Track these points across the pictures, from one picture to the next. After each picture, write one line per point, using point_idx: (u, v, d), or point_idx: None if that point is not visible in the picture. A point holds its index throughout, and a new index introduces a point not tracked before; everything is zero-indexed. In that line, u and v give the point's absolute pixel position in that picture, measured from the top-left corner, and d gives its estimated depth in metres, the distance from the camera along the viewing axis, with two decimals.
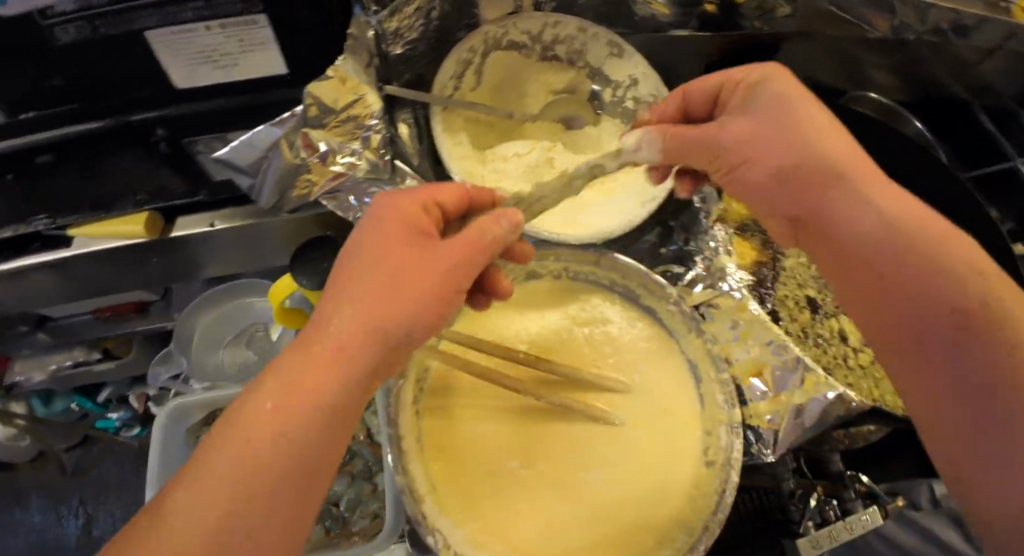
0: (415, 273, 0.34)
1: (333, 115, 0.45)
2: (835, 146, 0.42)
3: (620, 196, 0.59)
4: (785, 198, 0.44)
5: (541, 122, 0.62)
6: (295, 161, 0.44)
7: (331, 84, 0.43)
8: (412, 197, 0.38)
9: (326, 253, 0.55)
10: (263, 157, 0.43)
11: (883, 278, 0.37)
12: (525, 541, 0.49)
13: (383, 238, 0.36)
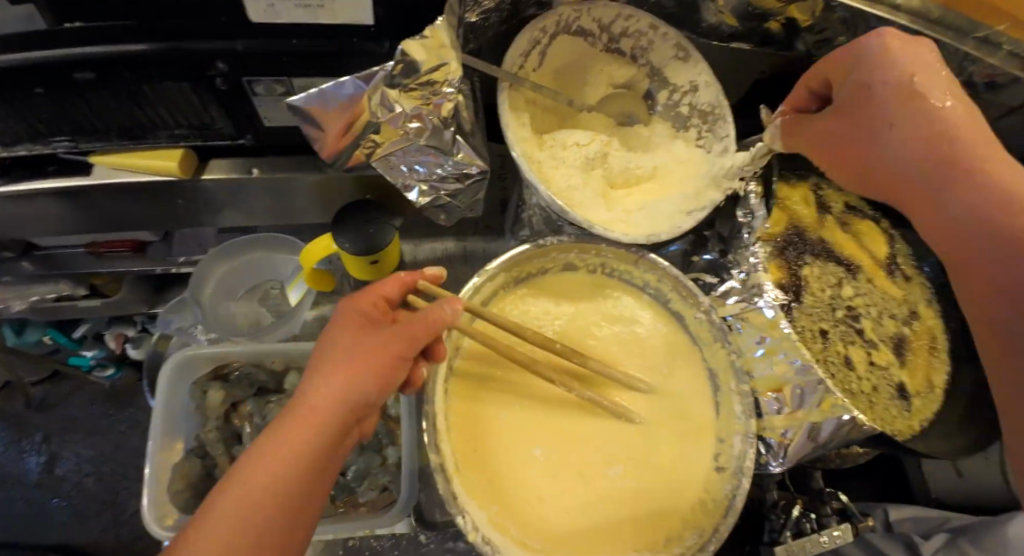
0: (366, 349, 0.39)
1: (412, 78, 0.42)
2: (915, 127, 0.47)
3: (670, 199, 0.58)
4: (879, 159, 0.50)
5: (596, 113, 0.62)
6: (370, 120, 0.44)
7: (424, 45, 0.40)
8: (361, 301, 0.43)
9: (371, 217, 0.53)
10: (341, 114, 0.41)
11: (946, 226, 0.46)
12: (542, 527, 0.50)
13: (343, 332, 0.41)
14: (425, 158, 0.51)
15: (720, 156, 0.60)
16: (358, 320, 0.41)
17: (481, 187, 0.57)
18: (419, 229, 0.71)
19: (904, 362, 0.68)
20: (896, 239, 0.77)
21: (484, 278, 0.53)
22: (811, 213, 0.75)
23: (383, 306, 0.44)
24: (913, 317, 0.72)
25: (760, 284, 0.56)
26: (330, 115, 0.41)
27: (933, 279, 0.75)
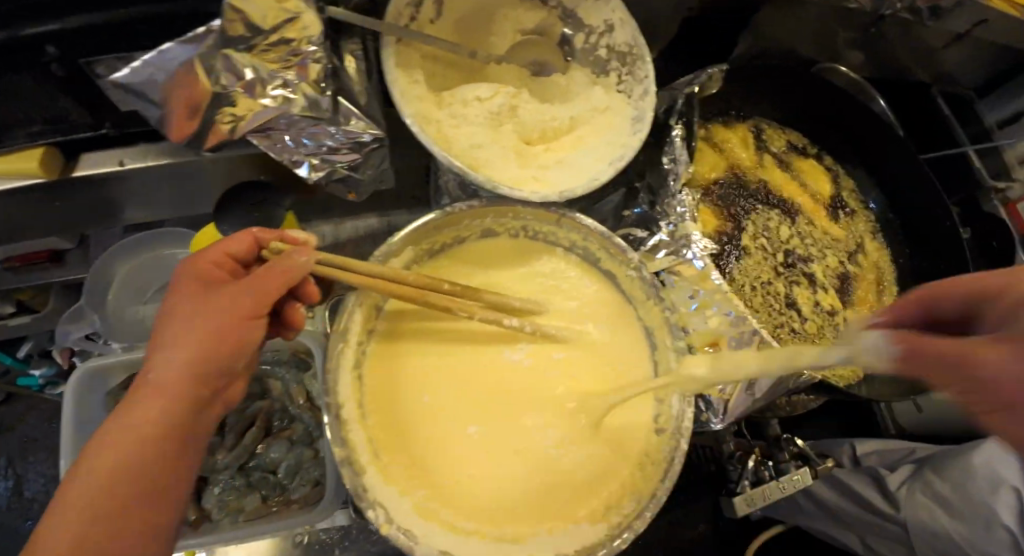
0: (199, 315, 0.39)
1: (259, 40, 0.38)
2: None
3: (585, 151, 0.55)
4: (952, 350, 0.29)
5: (507, 66, 0.57)
6: (212, 88, 0.39)
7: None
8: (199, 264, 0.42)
9: (255, 200, 0.49)
10: (172, 84, 0.37)
11: None
12: (474, 506, 0.48)
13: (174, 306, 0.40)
14: (311, 129, 0.47)
15: (641, 99, 0.55)
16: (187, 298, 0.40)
17: (382, 155, 0.54)
18: (339, 208, 0.66)
19: (848, 300, 0.71)
20: (840, 175, 0.78)
21: (388, 253, 0.49)
22: (750, 154, 0.73)
23: (230, 263, 0.43)
24: (857, 252, 0.74)
25: (689, 235, 0.53)
26: (165, 90, 0.37)
27: (876, 214, 0.77)
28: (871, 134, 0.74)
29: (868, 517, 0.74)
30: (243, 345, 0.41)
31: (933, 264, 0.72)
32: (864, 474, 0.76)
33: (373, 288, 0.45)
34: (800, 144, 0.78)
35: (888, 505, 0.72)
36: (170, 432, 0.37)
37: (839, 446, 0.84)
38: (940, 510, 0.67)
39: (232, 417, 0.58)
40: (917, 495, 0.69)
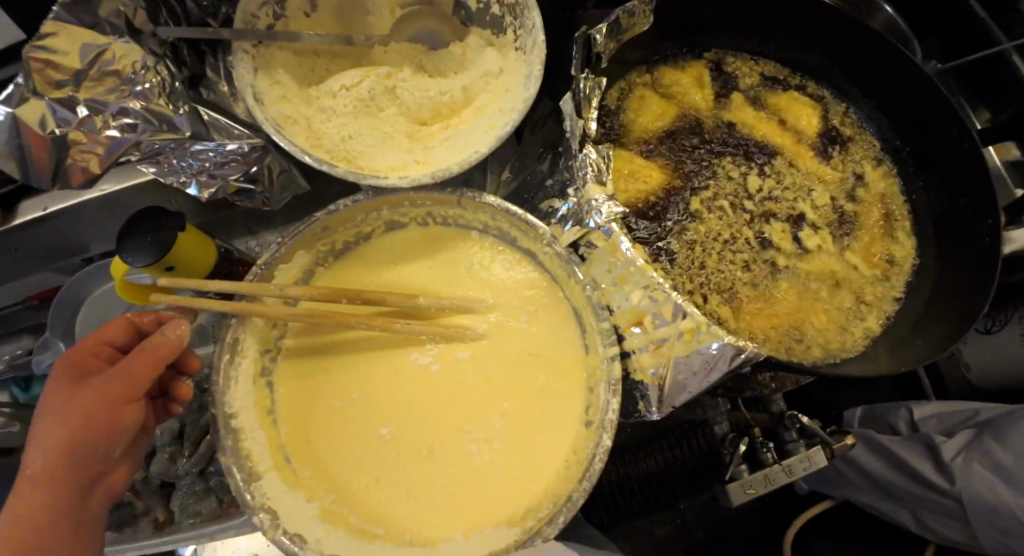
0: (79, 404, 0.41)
1: (78, 78, 0.42)
2: None
3: (482, 121, 0.50)
4: None
5: (395, 46, 0.54)
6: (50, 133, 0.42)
7: (59, 39, 0.41)
8: (79, 353, 0.45)
9: (153, 223, 0.49)
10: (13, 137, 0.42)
11: None
12: (385, 511, 0.47)
13: (58, 395, 0.42)
14: (192, 149, 0.48)
15: (532, 53, 0.49)
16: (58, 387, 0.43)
17: (280, 157, 0.52)
18: (279, 217, 0.64)
19: (846, 250, 0.58)
20: (827, 101, 0.64)
21: (274, 259, 0.47)
22: (706, 96, 0.62)
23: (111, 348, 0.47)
24: (858, 192, 0.61)
25: (591, 199, 0.47)
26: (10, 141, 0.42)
27: (881, 142, 0.62)
28: (857, 50, 0.60)
29: (922, 491, 0.63)
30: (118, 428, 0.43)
31: (954, 196, 0.57)
32: (917, 444, 0.65)
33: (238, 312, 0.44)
34: (779, 73, 0.64)
35: (943, 478, 0.61)
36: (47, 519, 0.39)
37: (896, 410, 0.72)
38: (999, 481, 0.57)
39: (190, 427, 0.61)
40: (973, 465, 0.59)
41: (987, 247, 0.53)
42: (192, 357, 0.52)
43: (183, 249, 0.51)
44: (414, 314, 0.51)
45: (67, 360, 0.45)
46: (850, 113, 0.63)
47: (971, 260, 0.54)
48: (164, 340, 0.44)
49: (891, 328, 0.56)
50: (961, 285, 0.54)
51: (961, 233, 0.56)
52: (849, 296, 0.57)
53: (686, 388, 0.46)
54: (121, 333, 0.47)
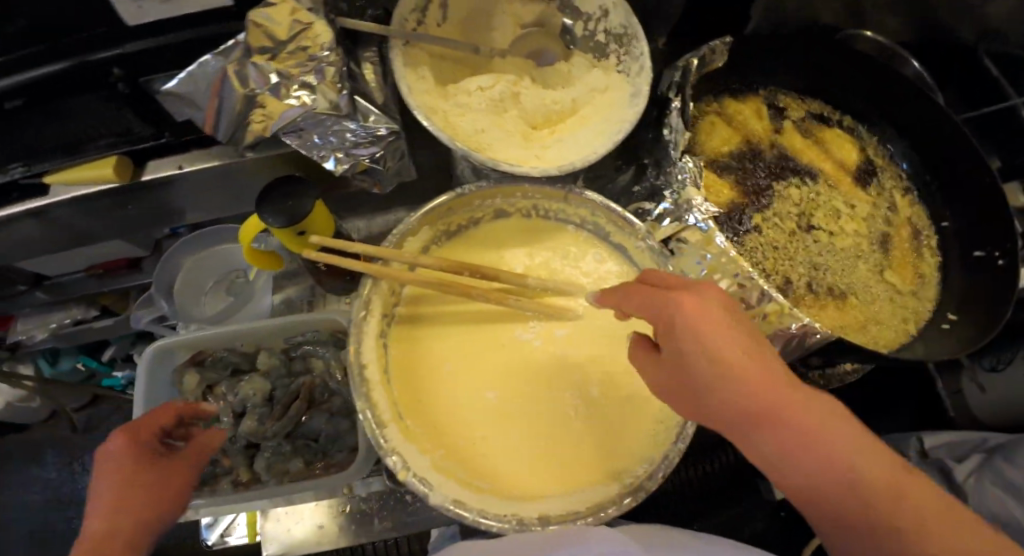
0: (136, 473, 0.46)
1: (280, 47, 0.44)
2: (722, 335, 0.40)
3: (588, 129, 0.58)
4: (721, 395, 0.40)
5: (510, 59, 0.61)
6: (244, 93, 0.44)
7: (277, 11, 0.42)
8: (147, 428, 0.49)
9: (290, 191, 0.54)
10: (211, 93, 0.43)
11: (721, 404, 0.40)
12: (489, 467, 0.51)
13: (119, 463, 0.46)
14: (335, 127, 0.53)
15: (638, 76, 0.57)
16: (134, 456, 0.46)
17: (401, 143, 0.58)
18: (368, 203, 0.72)
19: (886, 260, 0.66)
20: (863, 138, 0.72)
21: (405, 232, 0.54)
22: (764, 127, 0.71)
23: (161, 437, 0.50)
24: (891, 215, 0.69)
25: (690, 200, 0.54)
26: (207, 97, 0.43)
27: (911, 177, 0.71)
28: (893, 98, 0.69)
29: None
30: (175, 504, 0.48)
31: (976, 221, 0.65)
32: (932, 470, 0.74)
33: (368, 272, 0.50)
34: (823, 113, 0.73)
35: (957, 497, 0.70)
36: None
37: (906, 439, 0.79)
38: (1010, 499, 0.64)
39: (280, 390, 0.65)
40: (987, 486, 0.67)
41: (1001, 267, 0.61)
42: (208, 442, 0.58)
43: (313, 217, 0.56)
44: (520, 292, 0.56)
45: (137, 429, 0.48)
46: (882, 149, 0.72)
47: (991, 278, 0.61)
48: (210, 443, 0.55)
49: (930, 329, 0.61)
50: (984, 296, 0.61)
51: (985, 250, 0.63)
52: (897, 298, 0.64)
53: None
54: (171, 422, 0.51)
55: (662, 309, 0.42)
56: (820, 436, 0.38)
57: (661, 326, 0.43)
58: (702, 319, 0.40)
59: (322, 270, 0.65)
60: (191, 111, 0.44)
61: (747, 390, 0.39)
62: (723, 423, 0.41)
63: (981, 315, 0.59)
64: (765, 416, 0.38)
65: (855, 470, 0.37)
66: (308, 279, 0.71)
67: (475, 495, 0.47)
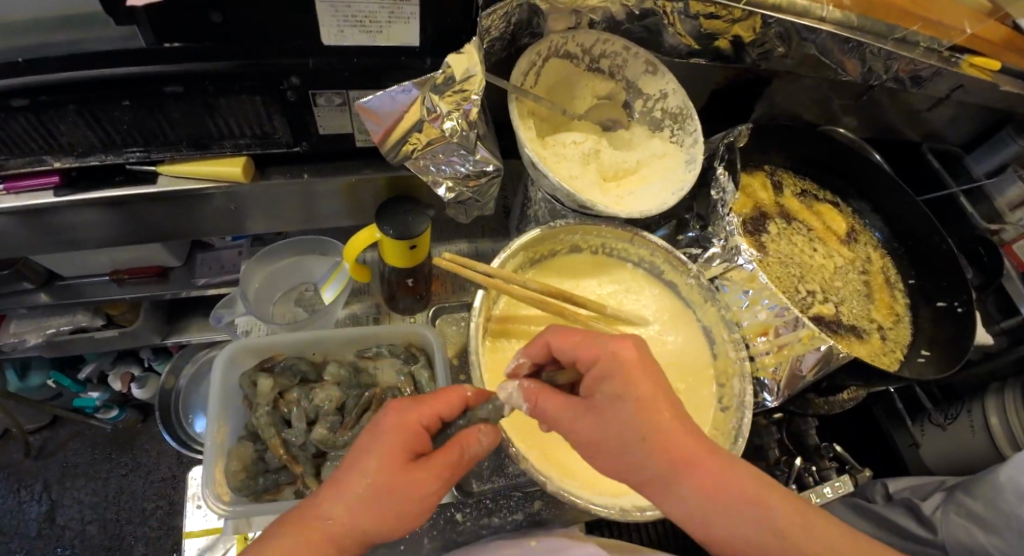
0: (410, 496, 0.43)
1: (450, 84, 0.52)
2: (653, 381, 0.44)
3: (654, 183, 0.70)
4: (658, 443, 0.43)
5: (585, 122, 0.75)
6: (417, 118, 0.53)
7: (458, 59, 0.51)
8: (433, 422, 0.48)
9: (408, 210, 0.61)
10: (398, 113, 0.52)
11: (653, 448, 0.43)
12: (579, 469, 0.57)
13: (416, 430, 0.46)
14: (451, 159, 0.60)
15: (692, 147, 0.70)
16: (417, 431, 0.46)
17: (496, 184, 0.66)
18: (434, 231, 0.80)
19: (871, 303, 0.83)
20: (847, 212, 0.91)
21: (509, 253, 0.62)
22: (770, 197, 0.86)
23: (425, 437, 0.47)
24: (870, 272, 0.86)
25: (737, 245, 0.66)
26: (387, 113, 0.52)
27: (884, 243, 0.89)
28: (871, 182, 0.89)
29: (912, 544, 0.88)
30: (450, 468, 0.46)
31: (937, 282, 0.84)
32: (901, 505, 0.91)
33: (489, 284, 0.57)
34: (816, 191, 0.91)
35: (927, 529, 0.86)
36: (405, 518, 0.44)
37: (874, 486, 1.00)
38: (972, 525, 0.81)
39: (351, 400, 0.65)
40: (952, 516, 0.84)
41: (962, 314, 0.79)
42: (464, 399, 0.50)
43: (423, 234, 0.62)
44: (598, 316, 0.65)
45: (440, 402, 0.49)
46: (862, 222, 0.91)
47: (952, 324, 0.80)
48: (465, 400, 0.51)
49: (911, 361, 0.79)
50: (945, 338, 0.80)
51: (943, 302, 0.82)
52: (884, 334, 0.81)
53: (799, 379, 0.64)
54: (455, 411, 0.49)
55: (606, 355, 0.45)
56: (727, 479, 0.43)
57: (597, 367, 0.45)
58: (636, 366, 0.45)
59: (402, 287, 0.70)
60: (370, 125, 0.53)
61: (670, 437, 0.43)
62: (652, 470, 0.43)
63: (950, 348, 0.78)
64: (688, 460, 0.43)
65: (755, 508, 0.43)
66: (374, 297, 0.75)
67: (573, 487, 0.54)
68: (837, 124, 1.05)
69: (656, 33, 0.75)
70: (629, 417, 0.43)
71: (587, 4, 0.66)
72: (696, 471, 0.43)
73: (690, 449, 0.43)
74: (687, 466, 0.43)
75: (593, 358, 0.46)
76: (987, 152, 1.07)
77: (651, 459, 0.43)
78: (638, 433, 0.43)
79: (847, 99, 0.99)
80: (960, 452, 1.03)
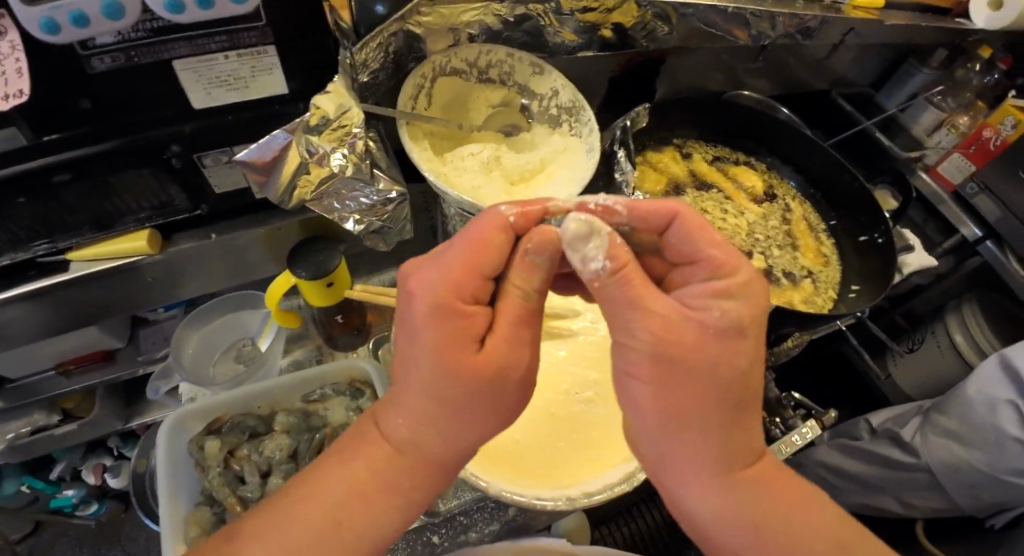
0: (470, 389, 0.39)
1: (326, 123, 0.53)
2: (757, 348, 0.40)
3: (559, 178, 0.72)
4: (737, 424, 0.40)
5: (486, 132, 0.77)
6: (298, 160, 0.54)
7: (328, 99, 0.52)
8: (466, 282, 0.40)
9: (319, 248, 0.63)
10: (275, 160, 0.53)
11: (726, 429, 0.39)
12: (528, 469, 0.58)
13: (455, 297, 0.39)
14: (352, 193, 0.62)
15: (589, 137, 0.73)
16: (450, 300, 0.39)
17: (405, 208, 0.68)
18: (366, 264, 0.81)
19: (796, 250, 0.87)
20: (760, 168, 0.94)
21: None
22: (682, 169, 0.89)
23: (477, 304, 0.40)
24: (790, 222, 0.89)
25: None
26: (265, 162, 0.53)
27: (801, 190, 0.93)
28: (777, 138, 0.92)
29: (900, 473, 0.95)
30: (508, 342, 0.40)
31: (857, 217, 0.87)
32: (884, 438, 0.98)
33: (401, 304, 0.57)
34: (728, 155, 0.94)
35: (912, 455, 0.92)
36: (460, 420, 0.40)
37: (857, 425, 1.07)
38: (950, 442, 0.87)
39: (303, 445, 0.67)
40: (932, 437, 0.90)
41: (883, 244, 0.82)
42: (496, 233, 0.41)
43: (339, 269, 0.63)
44: None
45: (472, 254, 0.40)
46: (776, 175, 0.94)
47: (875, 254, 0.83)
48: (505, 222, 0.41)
49: (844, 298, 0.81)
50: (871, 270, 0.82)
51: (867, 235, 0.85)
52: (814, 277, 0.84)
53: None
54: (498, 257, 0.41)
55: (736, 278, 0.39)
56: (756, 461, 0.42)
57: (724, 281, 0.39)
58: (753, 313, 0.39)
59: (335, 325, 0.70)
60: (251, 174, 0.54)
61: (744, 421, 0.40)
62: (719, 441, 0.39)
63: (878, 275, 0.80)
64: (746, 449, 0.41)
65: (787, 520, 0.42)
66: (314, 340, 0.75)
67: (524, 488, 0.54)
68: (742, 86, 1.09)
69: (539, 36, 0.78)
70: (733, 369, 0.38)
71: (461, 21, 0.69)
72: (745, 463, 0.41)
73: (750, 435, 0.41)
74: (744, 450, 0.41)
75: (723, 272, 0.40)
76: (894, 88, 1.15)
77: (717, 439, 0.39)
78: (727, 404, 0.39)
79: (747, 62, 1.03)
80: (933, 373, 1.14)
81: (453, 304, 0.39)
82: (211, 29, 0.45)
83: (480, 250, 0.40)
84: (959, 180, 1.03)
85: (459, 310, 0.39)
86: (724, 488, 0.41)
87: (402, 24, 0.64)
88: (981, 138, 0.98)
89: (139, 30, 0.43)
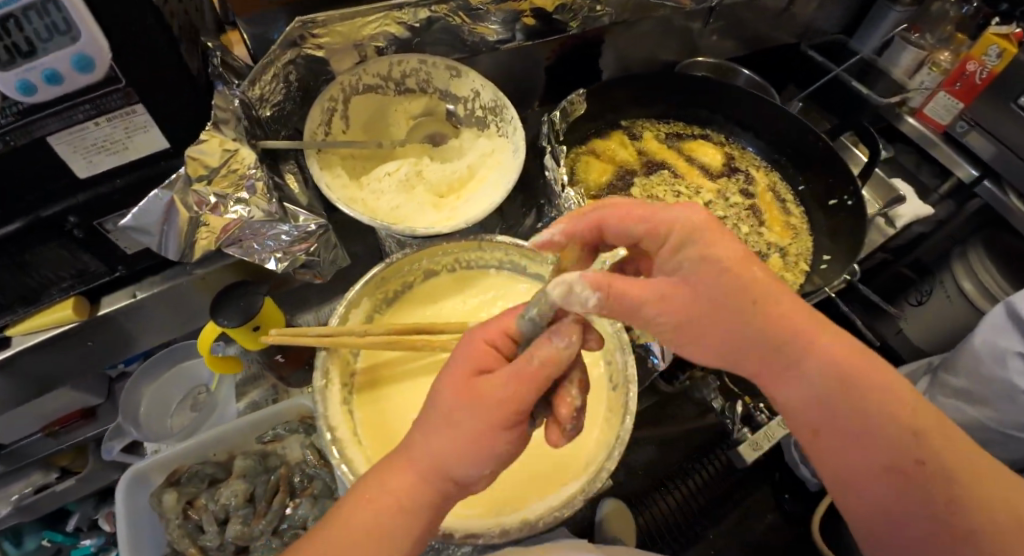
0: (474, 413, 0.34)
1: (213, 172, 0.54)
2: (734, 251, 0.39)
3: (488, 184, 0.69)
4: (766, 327, 0.37)
5: (410, 145, 0.74)
6: (189, 216, 0.54)
7: (206, 147, 0.52)
8: (492, 338, 0.39)
9: (242, 292, 0.61)
10: (162, 221, 0.53)
11: (748, 340, 0.37)
12: (474, 497, 0.55)
13: (472, 350, 0.38)
14: (271, 232, 0.61)
15: (514, 135, 0.70)
16: (475, 346, 0.39)
17: (331, 237, 0.66)
18: (314, 294, 0.80)
19: (762, 223, 0.82)
20: (717, 138, 0.89)
21: (349, 304, 0.61)
22: (631, 153, 0.85)
23: (494, 354, 0.39)
24: (753, 194, 0.85)
25: None
26: (152, 224, 0.53)
27: (764, 157, 0.88)
28: (729, 106, 0.87)
29: None
30: (522, 379, 0.35)
31: (825, 180, 0.81)
32: None
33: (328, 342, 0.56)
34: (681, 129, 0.90)
35: None
36: (473, 438, 0.34)
37: None
38: (957, 402, 0.81)
39: (260, 488, 0.67)
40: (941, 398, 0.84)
41: (854, 206, 0.76)
42: (517, 310, 0.42)
43: (264, 310, 0.62)
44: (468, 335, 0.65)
45: (496, 320, 0.41)
46: (735, 143, 0.89)
47: (846, 217, 0.77)
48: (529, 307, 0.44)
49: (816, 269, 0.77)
50: (842, 235, 0.77)
51: (836, 198, 0.79)
52: (784, 251, 0.79)
53: None
54: (520, 326, 0.41)
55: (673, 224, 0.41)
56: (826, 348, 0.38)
57: (669, 236, 0.41)
58: (710, 229, 0.40)
59: (280, 363, 0.70)
60: (145, 238, 0.54)
61: (777, 319, 0.37)
62: (761, 354, 0.38)
63: (848, 241, 0.75)
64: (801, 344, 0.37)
65: (890, 395, 0.36)
66: (269, 379, 0.74)
67: (466, 521, 0.52)
68: (697, 52, 1.03)
69: (455, 36, 0.74)
70: (712, 281, 0.37)
71: (364, 35, 0.65)
72: (811, 359, 0.37)
73: (801, 341, 0.37)
74: (806, 352, 0.37)
75: (679, 223, 0.40)
76: (869, 31, 1.06)
77: (752, 343, 0.37)
78: (735, 312, 0.37)
79: (701, 26, 0.97)
80: (946, 324, 1.08)
81: (471, 351, 0.38)
82: (75, 99, 0.43)
83: (499, 319, 0.41)
84: (947, 120, 0.94)
85: (482, 351, 0.38)
86: (810, 394, 0.37)
87: (298, 51, 0.62)
88: (966, 73, 0.89)
89: (6, 115, 0.41)
